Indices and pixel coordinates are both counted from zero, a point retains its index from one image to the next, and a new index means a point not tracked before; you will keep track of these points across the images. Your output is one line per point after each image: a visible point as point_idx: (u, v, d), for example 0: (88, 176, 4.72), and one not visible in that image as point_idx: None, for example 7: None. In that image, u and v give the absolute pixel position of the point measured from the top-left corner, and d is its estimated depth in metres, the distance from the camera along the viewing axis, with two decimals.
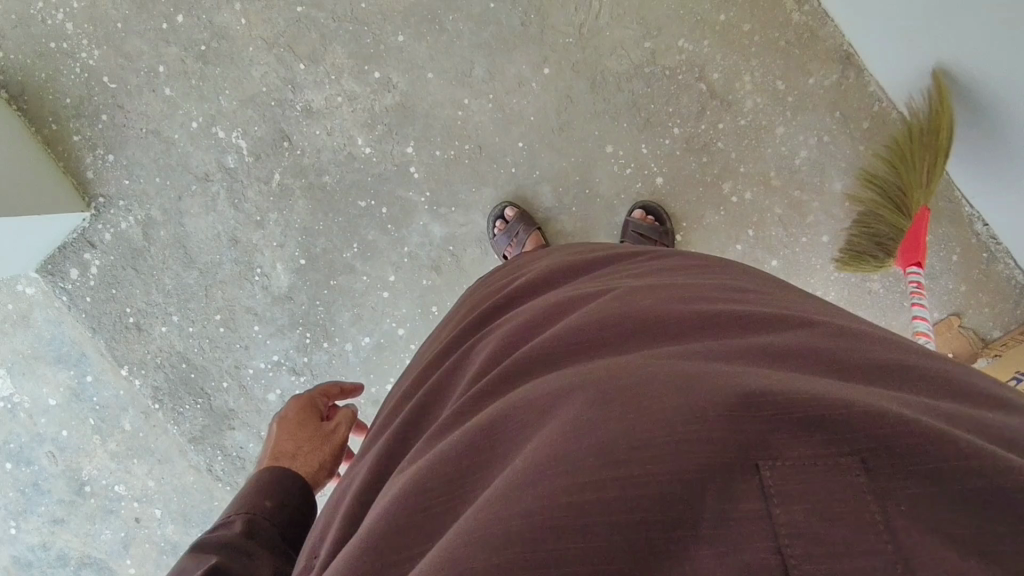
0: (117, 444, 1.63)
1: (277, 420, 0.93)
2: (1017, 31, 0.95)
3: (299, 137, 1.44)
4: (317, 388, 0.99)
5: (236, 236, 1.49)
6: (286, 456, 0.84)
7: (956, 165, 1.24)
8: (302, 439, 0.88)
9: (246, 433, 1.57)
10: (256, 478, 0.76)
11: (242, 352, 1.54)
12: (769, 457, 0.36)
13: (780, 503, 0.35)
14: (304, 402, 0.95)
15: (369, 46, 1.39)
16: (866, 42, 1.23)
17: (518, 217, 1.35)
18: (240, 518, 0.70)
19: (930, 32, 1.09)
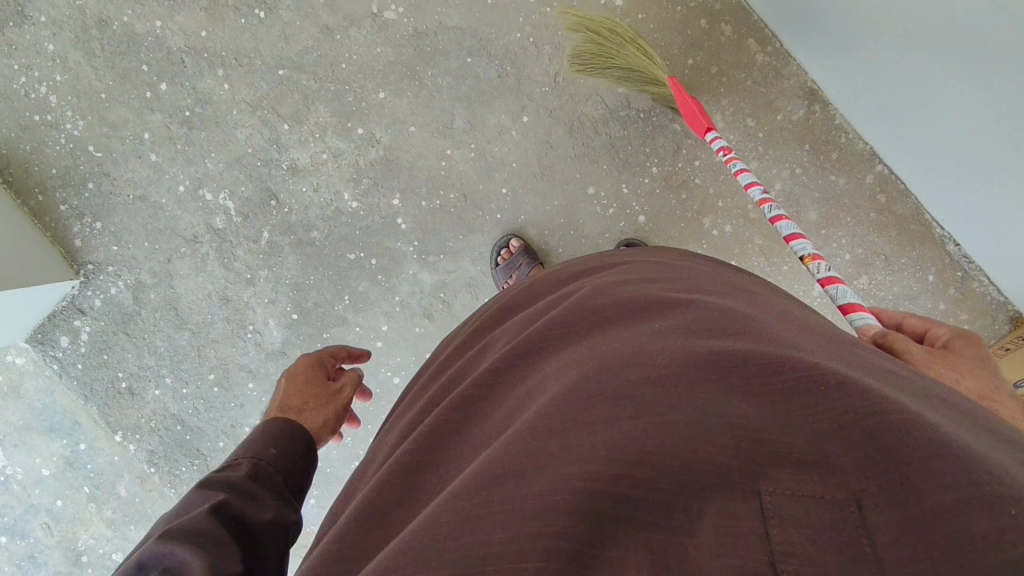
0: (113, 511, 1.61)
1: (286, 374, 0.97)
2: (959, 68, 1.01)
3: (286, 195, 1.46)
4: (325, 349, 1.04)
5: (227, 295, 1.50)
6: (293, 408, 0.89)
7: (926, 192, 1.29)
8: (309, 396, 0.92)
9: None
10: (264, 426, 0.81)
11: (237, 411, 1.53)
12: (769, 484, 0.40)
13: (776, 523, 0.38)
14: (314, 361, 0.99)
15: (351, 104, 1.42)
16: (826, 70, 1.26)
17: (522, 249, 1.38)
18: (245, 462, 0.74)
19: (881, 71, 1.15)
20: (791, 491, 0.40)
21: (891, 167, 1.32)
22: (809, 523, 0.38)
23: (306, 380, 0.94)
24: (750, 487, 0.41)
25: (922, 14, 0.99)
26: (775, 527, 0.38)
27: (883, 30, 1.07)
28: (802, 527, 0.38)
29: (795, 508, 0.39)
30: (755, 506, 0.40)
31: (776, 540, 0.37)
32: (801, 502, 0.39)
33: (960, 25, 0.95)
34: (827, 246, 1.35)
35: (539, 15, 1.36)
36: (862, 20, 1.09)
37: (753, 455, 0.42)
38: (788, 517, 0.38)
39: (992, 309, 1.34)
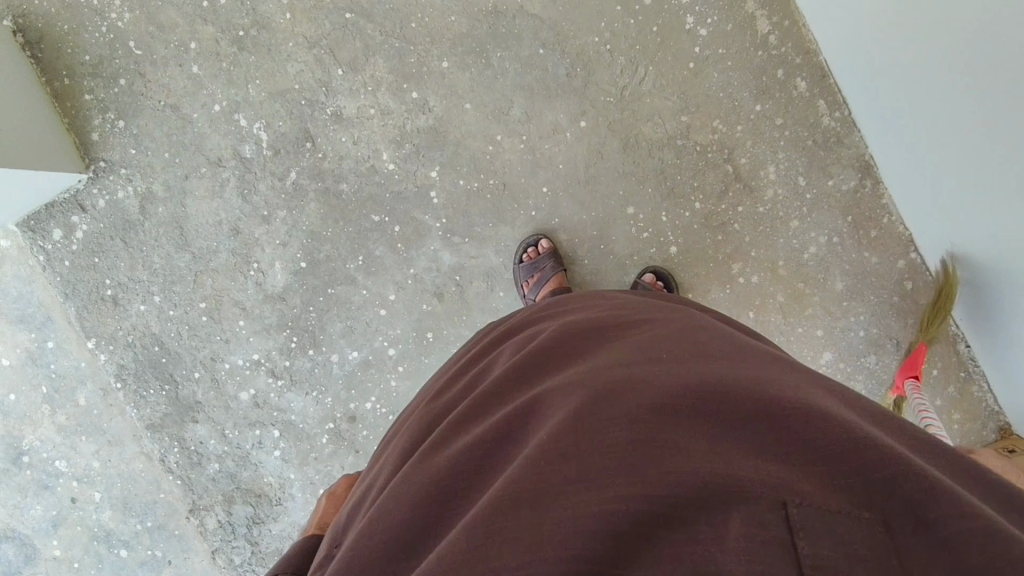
0: (67, 417, 1.54)
1: (326, 494, 0.99)
2: (999, 165, 1.02)
3: (324, 141, 1.41)
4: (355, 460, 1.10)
5: (239, 227, 1.45)
6: (334, 524, 0.90)
7: (950, 285, 1.31)
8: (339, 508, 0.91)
9: (210, 428, 1.50)
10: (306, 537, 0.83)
11: (221, 345, 1.48)
12: (795, 499, 0.46)
13: (804, 537, 0.44)
14: (347, 474, 1.03)
15: (412, 66, 1.38)
16: (871, 127, 1.29)
17: (549, 252, 1.35)
18: (282, 565, 0.73)
19: (929, 154, 1.17)
20: (818, 506, 0.46)
21: (924, 235, 1.30)
22: (833, 538, 0.44)
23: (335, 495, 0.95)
24: (775, 498, 0.47)
25: (977, 104, 1.01)
26: (802, 539, 0.44)
27: (936, 97, 1.08)
28: (828, 540, 0.44)
29: (822, 522, 0.45)
30: (782, 515, 0.46)
31: (803, 551, 0.43)
32: (824, 515, 0.45)
33: (997, 69, 0.94)
34: (845, 319, 1.36)
35: (621, 24, 1.34)
36: (894, 52, 1.12)
37: (772, 476, 0.48)
38: (815, 530, 0.44)
39: (985, 416, 1.37)
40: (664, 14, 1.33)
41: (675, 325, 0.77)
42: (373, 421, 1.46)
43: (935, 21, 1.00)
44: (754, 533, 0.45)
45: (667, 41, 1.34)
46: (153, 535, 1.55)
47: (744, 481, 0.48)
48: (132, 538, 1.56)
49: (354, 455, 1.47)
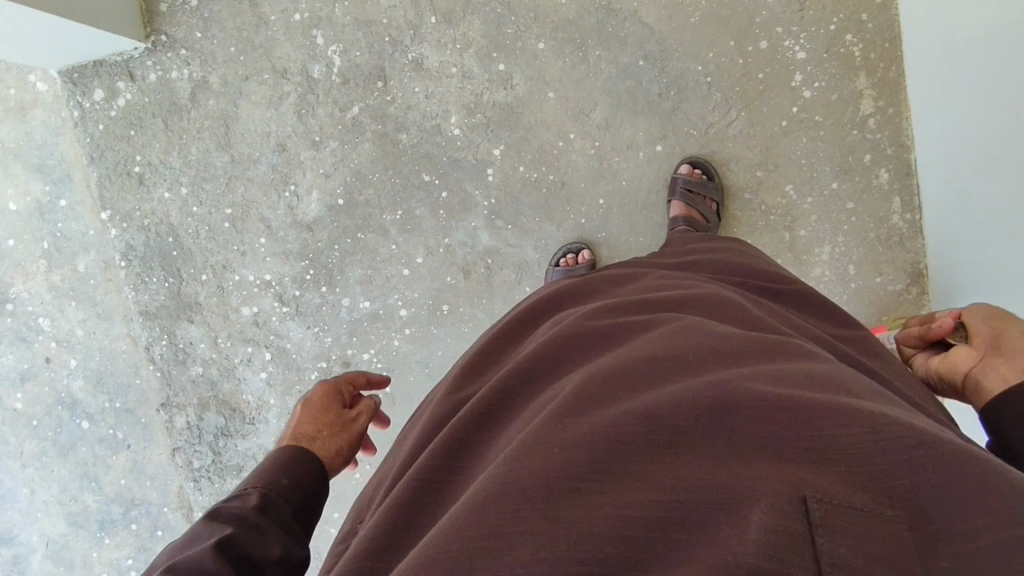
0: (61, 279, 1.50)
1: (298, 402, 0.88)
2: (1007, 213, 0.99)
3: (396, 86, 1.35)
4: (343, 375, 0.94)
5: (286, 145, 1.40)
6: (305, 439, 0.80)
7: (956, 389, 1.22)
8: (319, 420, 0.83)
9: (202, 331, 1.48)
10: (273, 455, 0.76)
11: (236, 256, 1.45)
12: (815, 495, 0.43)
13: (824, 534, 0.41)
14: (330, 387, 0.90)
15: (508, 37, 1.32)
16: (938, 193, 1.21)
17: (588, 264, 1.31)
18: (255, 493, 0.69)
19: (964, 216, 1.14)
20: (843, 504, 0.43)
21: (966, 299, 1.17)
22: (858, 539, 0.41)
23: (318, 403, 0.86)
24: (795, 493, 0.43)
25: (992, 147, 1.00)
26: (823, 536, 0.41)
27: (970, 146, 1.07)
28: (850, 539, 0.41)
29: (846, 520, 0.42)
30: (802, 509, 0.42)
31: (822, 548, 0.41)
32: (852, 514, 0.42)
33: (1001, 106, 0.95)
34: None
35: (729, 60, 1.29)
36: (958, 81, 1.07)
37: (800, 475, 0.44)
38: (840, 529, 0.41)
39: None
40: (773, 63, 1.28)
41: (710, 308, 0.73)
42: (366, 372, 1.45)
43: (971, 60, 1.02)
44: (777, 532, 0.41)
45: (768, 92, 1.29)
46: (118, 417, 1.53)
47: (769, 477, 0.45)
48: (97, 413, 1.54)
49: None
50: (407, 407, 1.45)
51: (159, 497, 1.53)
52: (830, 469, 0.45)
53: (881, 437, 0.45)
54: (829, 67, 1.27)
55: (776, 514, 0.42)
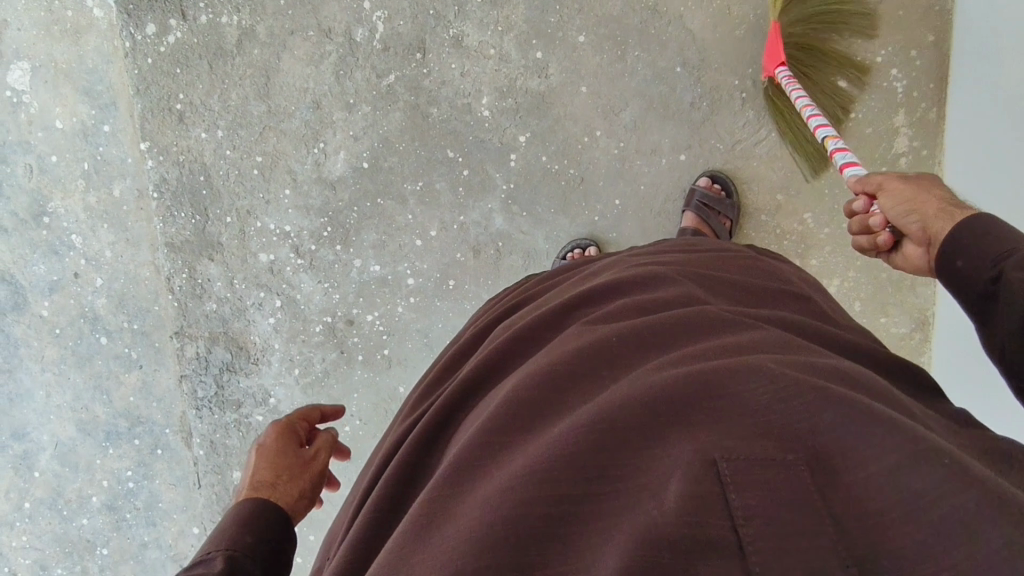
0: (97, 200, 1.58)
1: (252, 448, 0.87)
2: None
3: (435, 59, 1.37)
4: (295, 412, 0.94)
5: (320, 103, 1.43)
6: (266, 486, 0.80)
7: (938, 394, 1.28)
8: (272, 466, 0.83)
9: (220, 270, 1.54)
10: (234, 511, 0.75)
11: (261, 203, 1.50)
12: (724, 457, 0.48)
13: (735, 491, 0.46)
14: (282, 428, 0.89)
15: (550, 25, 1.32)
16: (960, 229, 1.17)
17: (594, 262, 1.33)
18: (219, 557, 0.67)
19: None
20: (749, 460, 0.47)
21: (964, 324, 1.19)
22: (768, 493, 0.45)
23: (271, 449, 0.86)
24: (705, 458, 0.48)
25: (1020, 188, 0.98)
26: (734, 493, 0.46)
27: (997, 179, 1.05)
28: (757, 492, 0.45)
29: (752, 475, 0.46)
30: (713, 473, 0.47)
31: (735, 504, 0.45)
32: (759, 468, 0.47)
33: None
34: None
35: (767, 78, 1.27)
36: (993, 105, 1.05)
37: (706, 439, 0.50)
38: (747, 484, 0.46)
39: None
40: None
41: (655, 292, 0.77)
42: (368, 333, 1.50)
43: None
44: (690, 495, 0.46)
45: None
46: (134, 338, 1.62)
47: (682, 444, 0.50)
48: (115, 332, 1.62)
49: (338, 354, 1.52)
50: (402, 371, 1.50)
51: (162, 418, 1.63)
52: (735, 432, 0.49)
53: (777, 398, 0.50)
54: (867, 100, 1.24)
55: (689, 479, 0.47)
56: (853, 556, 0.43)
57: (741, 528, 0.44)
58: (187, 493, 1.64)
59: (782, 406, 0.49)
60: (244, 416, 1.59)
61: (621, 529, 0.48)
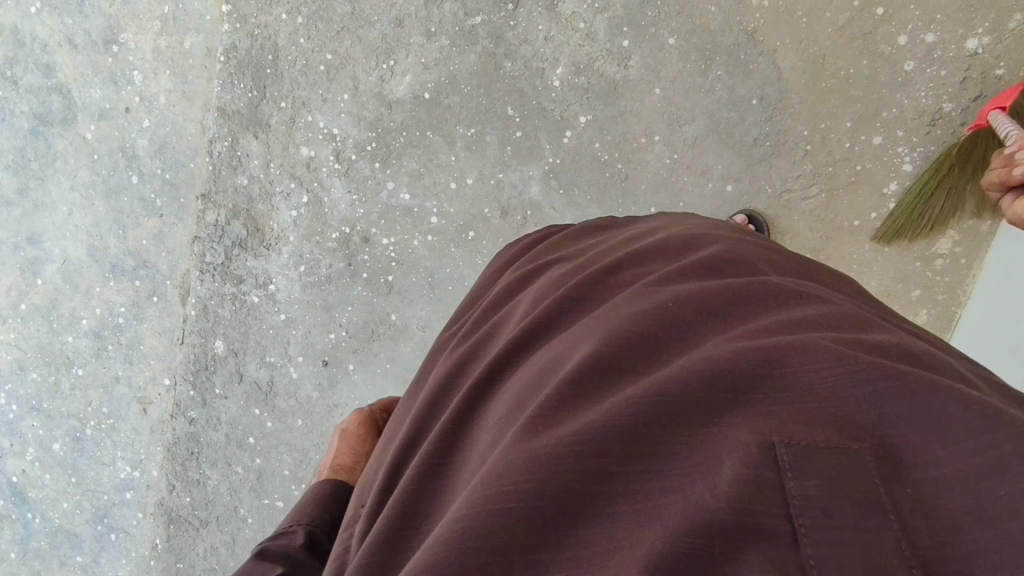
0: (167, 45, 1.61)
1: (340, 432, 1.13)
2: None
3: (524, 15, 1.37)
4: (378, 402, 1.21)
5: (403, 22, 1.44)
6: (344, 471, 1.01)
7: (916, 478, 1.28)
8: (358, 448, 1.07)
9: (261, 150, 1.57)
10: (313, 490, 0.93)
11: (318, 100, 1.52)
12: (784, 441, 0.44)
13: (793, 477, 0.42)
14: (367, 417, 1.16)
15: (645, 18, 1.31)
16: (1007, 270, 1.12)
17: None
18: (299, 531, 0.82)
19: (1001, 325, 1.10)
20: (811, 447, 0.44)
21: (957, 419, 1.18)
22: (827, 479, 0.42)
23: (355, 434, 1.11)
24: (763, 443, 0.44)
25: None
26: (793, 480, 0.42)
27: None
28: (818, 482, 0.42)
29: (815, 465, 0.43)
30: (770, 457, 0.44)
31: (792, 493, 0.42)
32: (826, 459, 0.43)
33: None
34: None
35: (837, 138, 1.25)
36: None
37: (766, 422, 0.46)
38: (806, 471, 0.42)
39: None
40: (877, 161, 1.24)
41: (716, 263, 0.73)
42: (379, 254, 1.54)
43: None
44: (746, 481, 0.43)
45: (856, 187, 1.25)
46: (163, 187, 1.66)
47: (738, 427, 0.47)
48: (147, 175, 1.67)
49: (345, 264, 1.56)
50: (399, 301, 1.54)
51: (167, 269, 1.69)
52: (792, 418, 0.46)
53: (839, 379, 0.47)
54: None
55: (745, 463, 0.44)
56: (917, 557, 0.39)
57: (797, 520, 0.41)
58: (169, 345, 1.71)
59: (845, 394, 0.46)
60: (241, 293, 1.64)
61: (670, 511, 0.45)
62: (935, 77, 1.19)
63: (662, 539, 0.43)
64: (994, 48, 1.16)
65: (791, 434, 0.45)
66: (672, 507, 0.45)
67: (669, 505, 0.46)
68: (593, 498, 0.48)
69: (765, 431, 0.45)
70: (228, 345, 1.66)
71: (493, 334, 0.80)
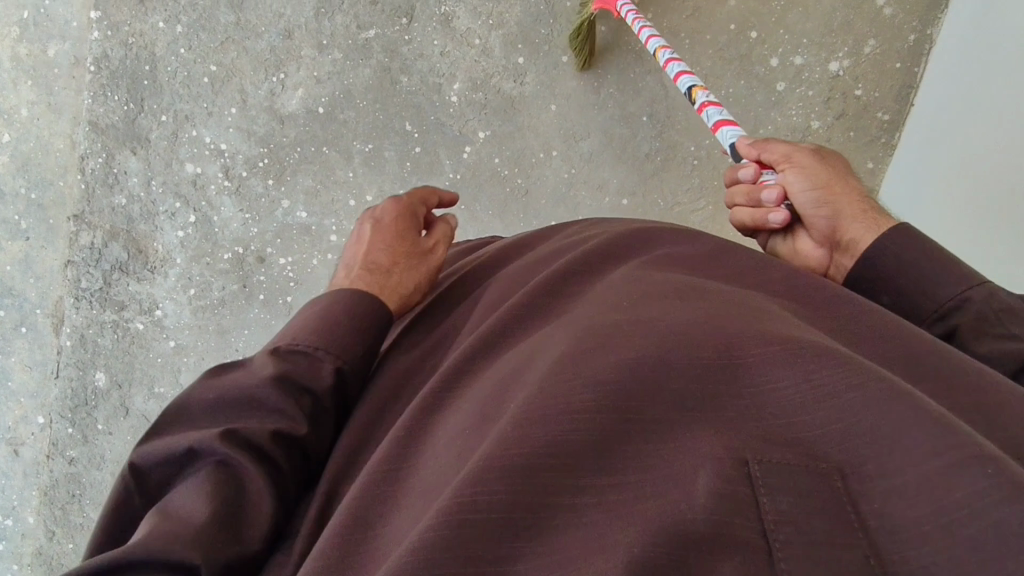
0: (27, 53, 1.46)
1: (371, 219, 0.91)
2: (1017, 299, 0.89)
3: (418, 30, 1.36)
4: (418, 192, 0.96)
5: (293, 34, 1.39)
6: (379, 269, 0.84)
7: None
8: (395, 241, 0.87)
9: (141, 167, 1.47)
10: (336, 293, 0.77)
11: (202, 114, 1.44)
12: (756, 456, 0.44)
13: (767, 492, 0.43)
14: (404, 207, 0.92)
15: (539, 36, 1.34)
16: (934, 149, 1.14)
17: None
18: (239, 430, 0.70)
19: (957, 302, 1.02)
20: (779, 462, 0.44)
21: None
22: (798, 493, 0.42)
23: (391, 225, 0.89)
24: (737, 457, 0.44)
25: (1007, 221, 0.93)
26: (767, 496, 0.42)
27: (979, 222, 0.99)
28: (794, 498, 0.42)
29: (790, 480, 0.43)
30: (744, 472, 0.43)
31: (769, 509, 0.42)
32: (792, 473, 0.43)
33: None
34: None
35: (720, 155, 1.32)
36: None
37: (743, 432, 0.46)
38: (779, 485, 0.43)
39: None
40: None
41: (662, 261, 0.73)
42: (275, 274, 1.47)
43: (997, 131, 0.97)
44: (722, 494, 0.42)
45: None
46: (28, 207, 1.51)
47: (711, 437, 0.46)
48: (8, 194, 1.51)
49: (238, 286, 1.48)
50: None
51: (37, 297, 1.54)
52: (765, 432, 0.46)
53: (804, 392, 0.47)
54: None
55: (718, 476, 0.43)
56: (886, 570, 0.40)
57: (771, 532, 0.41)
58: (41, 379, 1.56)
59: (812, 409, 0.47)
60: (124, 320, 1.52)
61: (639, 521, 0.43)
62: (803, 97, 1.27)
63: (633, 546, 0.41)
64: (852, 70, 1.25)
65: (763, 446, 0.45)
66: (641, 518, 0.43)
67: (638, 511, 0.44)
68: (558, 508, 0.46)
69: (740, 444, 0.45)
70: (111, 376, 1.53)
71: (431, 348, 0.76)
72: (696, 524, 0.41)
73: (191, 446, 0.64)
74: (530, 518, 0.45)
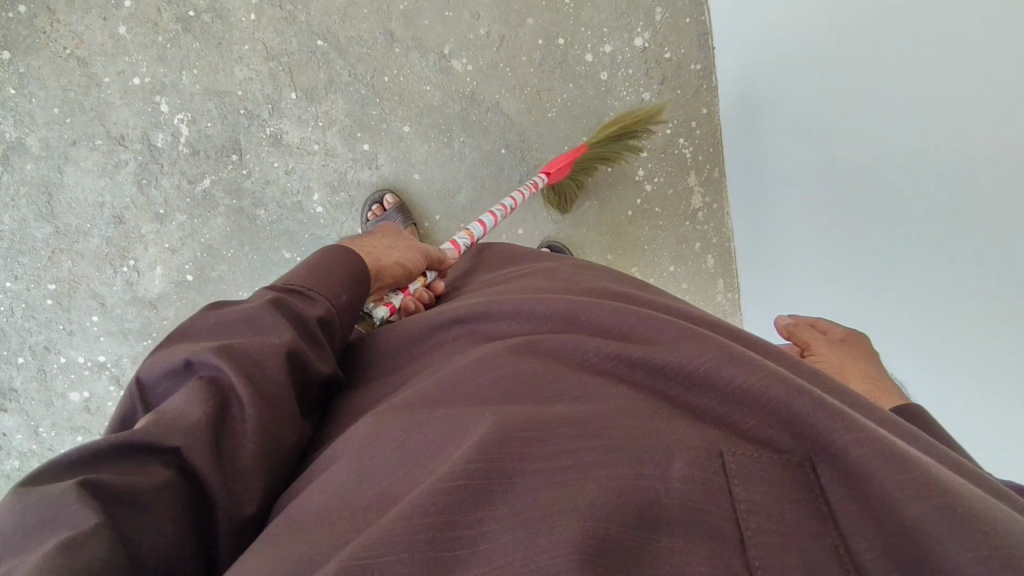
0: None
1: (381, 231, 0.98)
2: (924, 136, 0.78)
3: (253, 160, 1.30)
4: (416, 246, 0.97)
5: (123, 216, 1.28)
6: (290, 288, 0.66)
7: (749, 309, 1.44)
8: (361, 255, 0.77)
9: (20, 420, 1.31)
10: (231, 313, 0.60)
11: (62, 336, 1.30)
12: (732, 452, 0.47)
13: (740, 484, 0.45)
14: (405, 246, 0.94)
15: (373, 118, 1.31)
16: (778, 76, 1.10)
17: (396, 208, 1.31)
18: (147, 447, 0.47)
19: (848, 160, 0.92)
20: (750, 458, 0.46)
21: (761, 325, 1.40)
22: (765, 485, 0.45)
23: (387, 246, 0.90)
24: (716, 450, 0.47)
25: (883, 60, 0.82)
26: (739, 488, 0.45)
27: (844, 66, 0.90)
28: (762, 490, 0.45)
29: (760, 475, 0.45)
30: (720, 467, 0.46)
31: (740, 500, 0.44)
32: (760, 465, 0.46)
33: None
34: None
35: None
36: (845, 59, 0.90)
37: (713, 433, 0.49)
38: (749, 478, 0.45)
39: None
40: (620, 158, 1.40)
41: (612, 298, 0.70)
42: None
43: None
44: (695, 482, 0.45)
45: (616, 184, 1.42)
46: None
47: (691, 433, 0.49)
48: None
49: None
50: None
51: None
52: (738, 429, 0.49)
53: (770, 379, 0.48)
54: (665, 166, 1.41)
55: (693, 466, 0.46)
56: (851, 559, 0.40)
57: (745, 522, 0.43)
58: None
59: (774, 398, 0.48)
60: None
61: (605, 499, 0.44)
62: (627, 77, 1.37)
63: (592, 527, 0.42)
64: (655, 39, 1.36)
65: (734, 440, 0.48)
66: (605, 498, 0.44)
67: (603, 486, 0.45)
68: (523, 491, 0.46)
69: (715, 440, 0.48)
70: None
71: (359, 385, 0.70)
72: (668, 509, 0.44)
73: (189, 358, 0.53)
74: (508, 485, 0.46)
